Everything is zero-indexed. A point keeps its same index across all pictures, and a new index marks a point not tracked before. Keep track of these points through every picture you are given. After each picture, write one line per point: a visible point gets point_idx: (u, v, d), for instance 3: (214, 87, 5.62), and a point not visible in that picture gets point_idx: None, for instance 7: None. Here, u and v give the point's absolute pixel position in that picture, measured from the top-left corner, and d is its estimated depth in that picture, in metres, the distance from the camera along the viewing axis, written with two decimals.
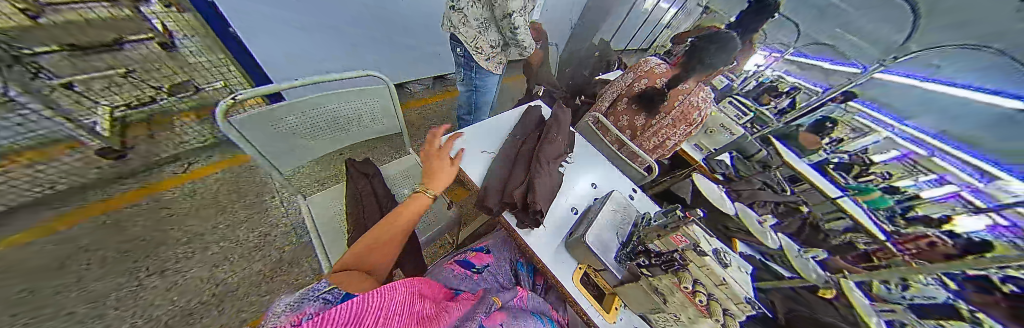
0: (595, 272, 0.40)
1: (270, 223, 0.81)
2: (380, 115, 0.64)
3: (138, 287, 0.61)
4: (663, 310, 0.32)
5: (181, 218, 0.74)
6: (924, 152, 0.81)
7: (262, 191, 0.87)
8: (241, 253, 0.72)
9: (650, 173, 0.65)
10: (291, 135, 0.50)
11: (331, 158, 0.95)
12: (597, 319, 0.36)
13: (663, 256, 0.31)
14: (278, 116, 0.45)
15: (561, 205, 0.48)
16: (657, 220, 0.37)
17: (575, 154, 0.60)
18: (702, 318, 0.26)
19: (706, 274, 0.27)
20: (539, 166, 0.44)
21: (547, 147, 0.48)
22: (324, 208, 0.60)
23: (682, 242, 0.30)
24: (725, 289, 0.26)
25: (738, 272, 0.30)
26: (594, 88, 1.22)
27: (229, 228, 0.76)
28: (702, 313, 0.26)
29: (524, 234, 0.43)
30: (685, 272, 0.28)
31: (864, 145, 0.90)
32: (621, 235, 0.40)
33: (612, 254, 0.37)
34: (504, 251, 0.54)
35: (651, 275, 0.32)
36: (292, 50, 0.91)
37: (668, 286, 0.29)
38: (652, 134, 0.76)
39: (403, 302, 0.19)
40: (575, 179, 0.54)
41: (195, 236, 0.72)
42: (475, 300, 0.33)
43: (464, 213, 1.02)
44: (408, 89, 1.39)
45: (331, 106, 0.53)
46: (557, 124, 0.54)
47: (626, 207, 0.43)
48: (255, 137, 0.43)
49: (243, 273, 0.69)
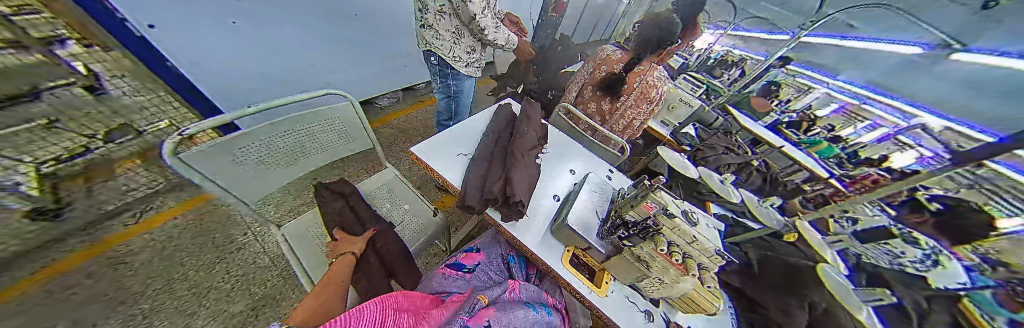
0: (582, 252, 0.41)
1: (247, 260, 0.76)
2: (346, 132, 0.62)
3: None
4: (648, 276, 0.34)
5: (139, 272, 0.66)
6: (859, 101, 1.25)
7: (232, 229, 0.81)
8: (218, 297, 0.67)
9: (624, 153, 0.68)
10: (249, 167, 0.47)
11: (304, 185, 0.90)
12: (591, 296, 0.37)
13: (640, 225, 0.33)
14: (232, 149, 0.42)
15: (544, 195, 0.50)
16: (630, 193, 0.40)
17: (550, 144, 0.62)
18: (683, 277, 0.28)
19: (678, 234, 0.30)
20: (515, 160, 0.46)
21: (520, 141, 0.50)
22: (301, 235, 0.57)
23: (654, 209, 0.32)
24: (697, 245, 0.29)
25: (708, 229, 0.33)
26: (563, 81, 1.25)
27: (200, 273, 0.70)
28: (681, 271, 0.28)
29: (511, 227, 0.44)
30: (661, 236, 0.30)
31: (808, 104, 1.29)
32: (599, 213, 0.42)
33: (594, 231, 0.39)
34: (494, 248, 0.55)
35: (632, 245, 0.34)
36: (243, 79, 0.83)
37: (649, 252, 0.31)
38: (620, 117, 0.81)
39: (374, 318, 0.20)
40: (553, 168, 0.56)
41: (160, 287, 0.65)
42: (462, 302, 0.33)
43: (452, 218, 1.01)
44: (377, 104, 1.34)
45: (290, 129, 0.50)
46: (528, 119, 0.56)
47: (602, 186, 0.46)
48: (210, 174, 0.39)
49: (223, 317, 0.64)
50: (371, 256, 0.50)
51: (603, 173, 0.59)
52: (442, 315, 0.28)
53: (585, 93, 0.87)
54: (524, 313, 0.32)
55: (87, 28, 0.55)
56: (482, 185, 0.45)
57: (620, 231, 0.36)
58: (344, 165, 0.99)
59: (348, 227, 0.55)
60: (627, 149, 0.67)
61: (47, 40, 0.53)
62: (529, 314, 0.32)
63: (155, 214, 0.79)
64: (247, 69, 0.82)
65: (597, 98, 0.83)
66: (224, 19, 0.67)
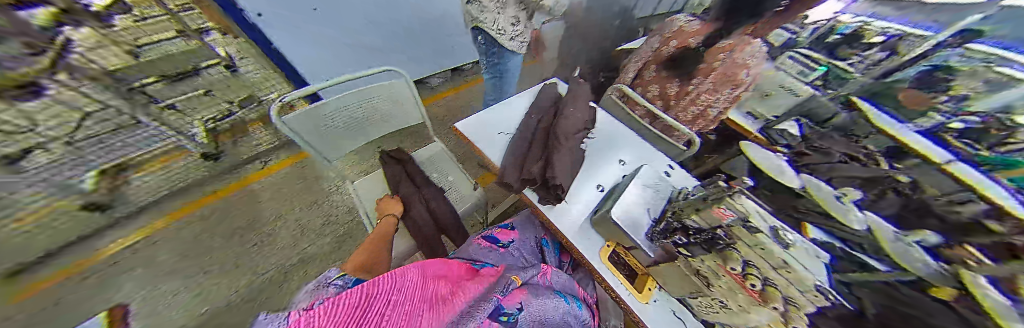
0: (625, 250, 0.37)
1: (329, 206, 0.95)
2: (404, 106, 0.66)
3: (249, 254, 0.82)
4: (705, 294, 0.30)
5: (265, 204, 0.93)
6: None
7: (320, 179, 1.01)
8: (312, 230, 0.89)
9: (691, 147, 0.58)
10: (336, 132, 0.58)
11: (370, 151, 1.04)
12: (629, 300, 0.35)
13: (705, 233, 0.26)
14: (320, 113, 0.52)
15: (586, 183, 0.46)
16: (697, 194, 0.31)
17: (598, 128, 0.56)
18: (755, 306, 0.24)
19: (758, 254, 0.21)
20: (557, 143, 0.43)
21: (563, 122, 0.46)
22: (368, 191, 0.68)
23: (728, 218, 0.24)
24: (788, 273, 0.20)
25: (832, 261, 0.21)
26: (620, 60, 1.09)
27: (299, 211, 0.93)
28: (755, 300, 0.24)
29: (547, 210, 0.43)
30: (732, 252, 0.24)
31: None
32: (652, 211, 0.36)
33: (642, 232, 0.34)
34: (529, 228, 0.54)
35: (690, 255, 0.29)
36: (322, 58, 0.98)
37: (713, 269, 0.27)
38: (689, 103, 0.67)
39: (414, 284, 0.24)
40: (599, 154, 0.51)
41: (278, 217, 0.90)
42: (496, 275, 0.34)
43: (493, 195, 1.05)
44: (428, 84, 1.43)
45: (363, 102, 0.58)
46: (574, 99, 0.51)
47: (658, 181, 0.39)
48: (304, 131, 0.51)
49: (314, 246, 0.86)
50: (420, 211, 0.61)
51: (660, 166, 0.51)
52: (480, 285, 0.29)
53: (648, 72, 0.74)
54: (553, 303, 0.31)
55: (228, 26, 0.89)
56: (522, 165, 0.44)
57: (677, 236, 0.30)
58: (396, 137, 1.10)
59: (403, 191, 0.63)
60: (696, 143, 0.56)
61: (199, 30, 0.91)
62: (558, 305, 0.31)
63: (273, 162, 1.03)
64: (322, 48, 0.95)
65: (664, 79, 0.70)
66: (306, 6, 0.81)
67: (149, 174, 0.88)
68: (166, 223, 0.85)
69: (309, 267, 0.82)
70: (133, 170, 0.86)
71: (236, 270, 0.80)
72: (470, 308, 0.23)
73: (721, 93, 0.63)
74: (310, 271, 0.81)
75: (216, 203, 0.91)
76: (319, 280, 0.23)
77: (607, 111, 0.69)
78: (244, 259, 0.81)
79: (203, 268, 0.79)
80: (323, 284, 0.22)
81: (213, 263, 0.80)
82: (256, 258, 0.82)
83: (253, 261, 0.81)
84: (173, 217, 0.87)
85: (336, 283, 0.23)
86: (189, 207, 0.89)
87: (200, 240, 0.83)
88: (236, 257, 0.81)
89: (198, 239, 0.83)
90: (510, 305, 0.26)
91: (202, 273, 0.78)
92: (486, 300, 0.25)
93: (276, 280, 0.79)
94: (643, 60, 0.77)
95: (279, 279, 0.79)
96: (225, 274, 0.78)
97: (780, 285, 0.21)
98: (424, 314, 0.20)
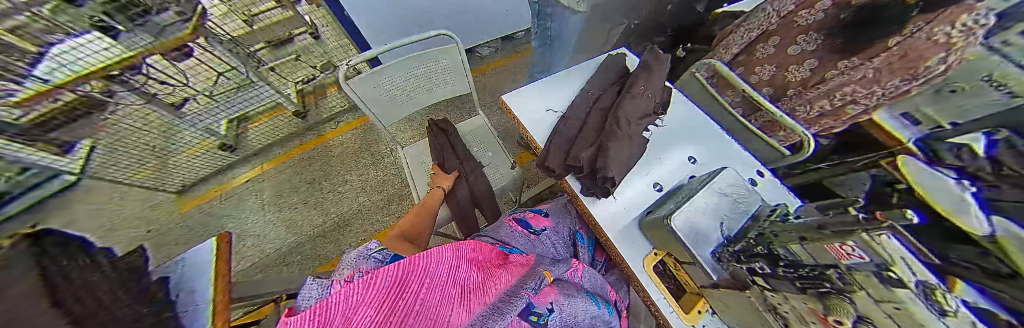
0: (676, 263, 0.33)
1: (386, 167, 1.11)
2: (452, 75, 0.64)
3: (330, 196, 1.06)
4: None
5: (339, 158, 1.13)
6: None
7: (378, 142, 1.16)
8: (373, 185, 1.08)
9: (802, 151, 0.47)
10: (390, 98, 0.61)
11: (420, 118, 1.11)
12: (672, 319, 0.32)
13: (808, 270, 0.20)
14: (378, 80, 0.56)
15: (641, 178, 0.40)
16: (805, 217, 0.23)
17: (668, 115, 0.46)
18: None
19: None
20: (615, 128, 0.37)
21: (627, 104, 0.39)
22: (415, 157, 0.74)
23: (851, 258, 0.17)
24: None
25: None
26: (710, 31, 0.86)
27: (363, 167, 1.11)
28: None
29: (588, 203, 0.39)
30: (843, 302, 0.17)
31: None
32: (726, 226, 0.30)
33: (707, 249, 0.29)
34: (565, 218, 0.52)
35: (772, 290, 0.23)
36: (383, 24, 1.03)
37: (800, 313, 0.21)
38: (821, 95, 0.51)
39: (450, 265, 0.26)
40: (665, 147, 0.43)
41: (348, 170, 1.11)
42: (527, 266, 0.35)
43: (529, 176, 1.04)
44: (478, 53, 1.40)
45: (414, 69, 0.60)
46: (645, 80, 0.42)
47: (743, 192, 0.31)
48: (364, 95, 0.56)
49: (374, 199, 1.05)
50: (462, 189, 0.63)
51: (744, 172, 0.41)
52: (509, 280, 0.30)
53: (764, 47, 0.57)
54: (583, 305, 0.33)
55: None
56: (566, 153, 0.40)
57: (760, 263, 0.24)
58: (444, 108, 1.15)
59: (446, 160, 0.66)
60: (811, 147, 0.45)
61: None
62: (588, 309, 0.33)
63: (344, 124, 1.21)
64: (385, 14, 0.98)
65: (797, 57, 0.53)
66: None
67: (258, 125, 1.12)
68: (274, 164, 1.11)
69: (371, 216, 1.02)
70: (249, 121, 1.11)
71: (321, 208, 1.04)
72: (501, 303, 0.25)
73: (882, 88, 0.43)
74: (372, 219, 1.02)
75: (305, 153, 1.14)
76: (360, 251, 0.30)
77: (685, 93, 0.61)
78: (327, 200, 1.05)
79: (301, 201, 1.05)
80: (362, 258, 0.28)
81: (307, 199, 1.05)
82: (335, 200, 1.05)
83: (333, 202, 1.05)
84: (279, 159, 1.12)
85: (374, 258, 0.28)
86: (290, 153, 1.14)
87: (298, 180, 1.09)
88: (322, 197, 1.06)
89: (296, 178, 1.09)
90: (541, 305, 0.28)
91: (301, 205, 1.04)
92: (518, 297, 0.26)
93: (348, 220, 1.02)
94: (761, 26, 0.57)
95: (350, 220, 1.02)
96: (315, 209, 1.04)
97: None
98: (458, 301, 0.22)
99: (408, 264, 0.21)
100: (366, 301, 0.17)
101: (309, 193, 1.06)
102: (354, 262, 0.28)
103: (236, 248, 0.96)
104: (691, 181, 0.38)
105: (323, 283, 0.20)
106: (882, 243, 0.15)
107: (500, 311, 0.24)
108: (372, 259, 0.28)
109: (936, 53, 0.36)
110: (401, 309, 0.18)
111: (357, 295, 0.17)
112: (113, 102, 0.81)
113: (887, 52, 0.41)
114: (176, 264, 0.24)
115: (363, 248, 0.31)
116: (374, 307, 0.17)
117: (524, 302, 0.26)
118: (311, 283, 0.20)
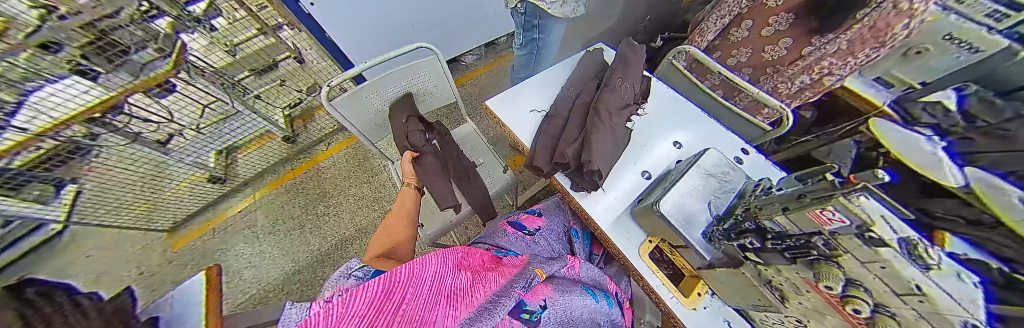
0: (670, 248, 0.33)
1: (378, 184, 1.11)
2: (436, 87, 0.65)
3: (324, 218, 1.04)
4: (775, 308, 0.25)
5: (330, 179, 1.12)
6: None
7: (370, 159, 1.16)
8: (366, 204, 1.07)
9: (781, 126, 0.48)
10: (375, 116, 0.62)
11: None
12: (672, 302, 0.32)
13: (789, 240, 0.21)
14: (360, 99, 0.57)
15: (629, 168, 0.41)
16: (786, 188, 0.24)
17: (650, 103, 0.47)
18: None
19: (876, 276, 0.15)
20: (597, 121, 0.38)
21: (607, 96, 0.40)
22: None
23: (832, 223, 0.17)
24: (918, 301, 0.14)
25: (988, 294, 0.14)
26: None
27: (356, 186, 1.10)
28: (851, 323, 0.19)
29: (580, 198, 0.40)
30: (828, 266, 0.18)
31: None
32: (714, 205, 0.30)
33: (697, 230, 0.29)
34: (558, 215, 0.53)
35: (762, 263, 0.23)
36: (366, 41, 1.02)
37: (793, 282, 0.21)
38: (798, 72, 0.53)
39: (436, 273, 0.26)
40: (646, 136, 0.44)
41: (340, 190, 1.10)
42: (520, 266, 0.36)
43: (522, 177, 1.05)
44: (462, 62, 1.41)
45: (397, 85, 0.60)
46: (622, 72, 0.43)
47: (727, 169, 0.32)
48: (348, 116, 0.57)
49: (369, 218, 1.04)
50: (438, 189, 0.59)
51: (728, 151, 0.42)
52: (501, 283, 0.30)
53: (738, 30, 0.58)
54: (579, 299, 0.34)
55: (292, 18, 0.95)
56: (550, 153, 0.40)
57: (749, 238, 0.24)
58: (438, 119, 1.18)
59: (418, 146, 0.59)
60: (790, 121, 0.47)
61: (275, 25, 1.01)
62: (585, 303, 0.34)
63: (334, 144, 1.21)
64: (366, 32, 0.99)
65: (770, 38, 0.53)
66: None
67: (246, 155, 1.11)
68: (266, 191, 1.11)
69: (366, 236, 1.01)
70: (238, 152, 1.10)
71: (316, 231, 1.03)
72: (491, 303, 0.27)
73: (856, 58, 0.45)
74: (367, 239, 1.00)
75: (297, 177, 1.13)
76: (342, 270, 0.31)
77: (665, 81, 0.63)
78: (321, 222, 1.04)
79: (295, 227, 1.03)
80: (348, 276, 0.29)
81: (301, 223, 1.04)
82: (329, 223, 1.04)
83: (327, 224, 1.03)
84: (272, 186, 1.12)
85: (356, 276, 0.29)
86: (280, 179, 1.13)
87: (290, 205, 1.07)
88: (316, 220, 1.04)
89: (288, 204, 1.08)
90: (534, 302, 0.30)
91: (294, 231, 1.03)
92: (509, 298, 0.27)
93: (345, 241, 1.00)
94: (733, 10, 0.58)
95: (346, 241, 1.00)
96: (309, 233, 1.02)
97: (905, 318, 0.15)
98: (444, 306, 0.24)
99: (391, 276, 0.22)
100: (349, 315, 0.17)
101: (304, 218, 1.05)
102: (338, 280, 0.29)
103: (232, 280, 0.94)
104: (677, 165, 0.38)
105: (301, 305, 0.20)
106: (863, 203, 0.15)
107: (490, 311, 0.25)
108: (355, 277, 0.29)
109: (901, 20, 0.38)
110: (384, 323, 0.19)
111: (339, 313, 0.17)
112: (97, 145, 0.80)
113: (857, 24, 0.42)
114: (160, 301, 0.24)
115: (345, 269, 0.31)
116: (356, 322, 0.17)
117: (515, 302, 0.27)
118: (289, 307, 0.21)
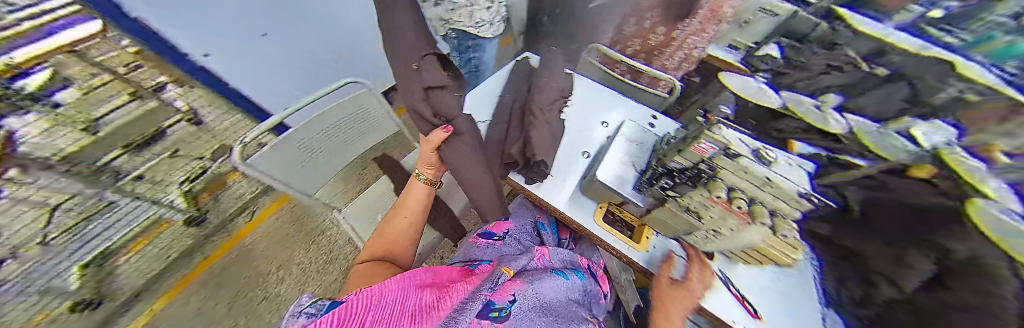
0: (618, 208, 0.39)
1: (328, 241, 1.04)
2: (377, 119, 0.64)
3: (265, 300, 0.93)
4: (698, 229, 0.31)
5: (264, 253, 1.00)
6: None
7: (314, 219, 1.07)
8: (317, 267, 0.99)
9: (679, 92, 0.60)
10: (312, 162, 0.57)
11: None
12: (628, 252, 0.37)
13: (687, 171, 0.27)
14: (287, 148, 0.51)
15: (571, 152, 0.46)
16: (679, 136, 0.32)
17: (575, 95, 0.55)
18: (745, 225, 0.25)
19: (744, 177, 0.23)
20: (534, 118, 0.42)
21: (539, 95, 0.45)
22: (359, 215, 0.69)
23: (708, 151, 0.24)
24: (772, 187, 0.22)
25: (787, 168, 0.23)
26: None
27: (301, 253, 1.01)
28: (743, 219, 0.24)
29: (535, 189, 0.44)
30: (716, 181, 0.24)
31: None
32: (637, 164, 0.37)
33: (630, 185, 0.35)
34: (526, 215, 0.56)
35: (679, 195, 0.29)
36: (279, 83, 1.02)
37: (701, 202, 0.27)
38: (676, 50, 0.67)
39: (398, 300, 0.26)
40: (581, 123, 0.50)
41: (281, 263, 0.99)
42: (488, 271, 0.37)
43: None
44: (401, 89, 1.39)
45: (331, 124, 0.57)
46: (549, 72, 0.49)
47: (645, 135, 0.39)
48: (276, 170, 0.50)
49: (324, 283, 0.97)
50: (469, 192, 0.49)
51: (643, 120, 0.51)
52: (469, 288, 0.31)
53: None
54: (549, 284, 0.36)
55: (172, 70, 0.82)
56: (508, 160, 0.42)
57: (665, 180, 0.30)
58: None
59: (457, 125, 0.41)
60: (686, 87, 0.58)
61: (154, 87, 0.81)
62: (556, 285, 0.37)
63: (261, 211, 1.09)
64: (281, 78, 1.01)
65: None
66: (256, 33, 0.83)
67: (136, 256, 0.92)
68: (179, 290, 0.94)
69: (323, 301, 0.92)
70: (121, 254, 0.89)
71: (258, 318, 0.91)
72: (457, 310, 0.27)
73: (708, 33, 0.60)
74: None
75: (218, 262, 0.99)
76: (290, 310, 0.23)
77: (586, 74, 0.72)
78: (262, 307, 0.92)
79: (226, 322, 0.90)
80: (293, 318, 0.22)
81: (234, 316, 0.91)
82: (273, 304, 0.93)
83: (272, 307, 0.92)
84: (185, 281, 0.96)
85: (308, 312, 0.22)
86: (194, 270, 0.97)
87: (214, 299, 0.93)
88: (255, 305, 0.92)
89: (212, 298, 0.93)
90: (501, 299, 0.30)
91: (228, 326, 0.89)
92: (476, 301, 0.28)
93: None
94: None
95: None
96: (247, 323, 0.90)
97: (767, 202, 0.23)
98: (408, 323, 0.23)
99: (341, 313, 0.21)
100: None
101: (239, 307, 0.92)
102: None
103: None
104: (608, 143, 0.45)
105: None
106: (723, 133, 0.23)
107: (456, 319, 0.25)
108: (304, 315, 0.22)
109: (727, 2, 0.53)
110: None
111: None
112: None
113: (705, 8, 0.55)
114: None
115: (295, 306, 0.24)
116: None
117: (481, 303, 0.28)
118: None
